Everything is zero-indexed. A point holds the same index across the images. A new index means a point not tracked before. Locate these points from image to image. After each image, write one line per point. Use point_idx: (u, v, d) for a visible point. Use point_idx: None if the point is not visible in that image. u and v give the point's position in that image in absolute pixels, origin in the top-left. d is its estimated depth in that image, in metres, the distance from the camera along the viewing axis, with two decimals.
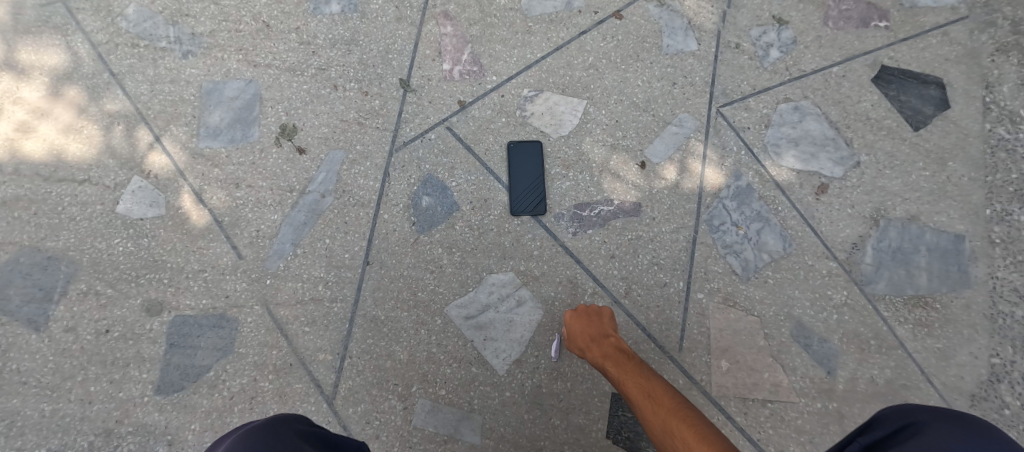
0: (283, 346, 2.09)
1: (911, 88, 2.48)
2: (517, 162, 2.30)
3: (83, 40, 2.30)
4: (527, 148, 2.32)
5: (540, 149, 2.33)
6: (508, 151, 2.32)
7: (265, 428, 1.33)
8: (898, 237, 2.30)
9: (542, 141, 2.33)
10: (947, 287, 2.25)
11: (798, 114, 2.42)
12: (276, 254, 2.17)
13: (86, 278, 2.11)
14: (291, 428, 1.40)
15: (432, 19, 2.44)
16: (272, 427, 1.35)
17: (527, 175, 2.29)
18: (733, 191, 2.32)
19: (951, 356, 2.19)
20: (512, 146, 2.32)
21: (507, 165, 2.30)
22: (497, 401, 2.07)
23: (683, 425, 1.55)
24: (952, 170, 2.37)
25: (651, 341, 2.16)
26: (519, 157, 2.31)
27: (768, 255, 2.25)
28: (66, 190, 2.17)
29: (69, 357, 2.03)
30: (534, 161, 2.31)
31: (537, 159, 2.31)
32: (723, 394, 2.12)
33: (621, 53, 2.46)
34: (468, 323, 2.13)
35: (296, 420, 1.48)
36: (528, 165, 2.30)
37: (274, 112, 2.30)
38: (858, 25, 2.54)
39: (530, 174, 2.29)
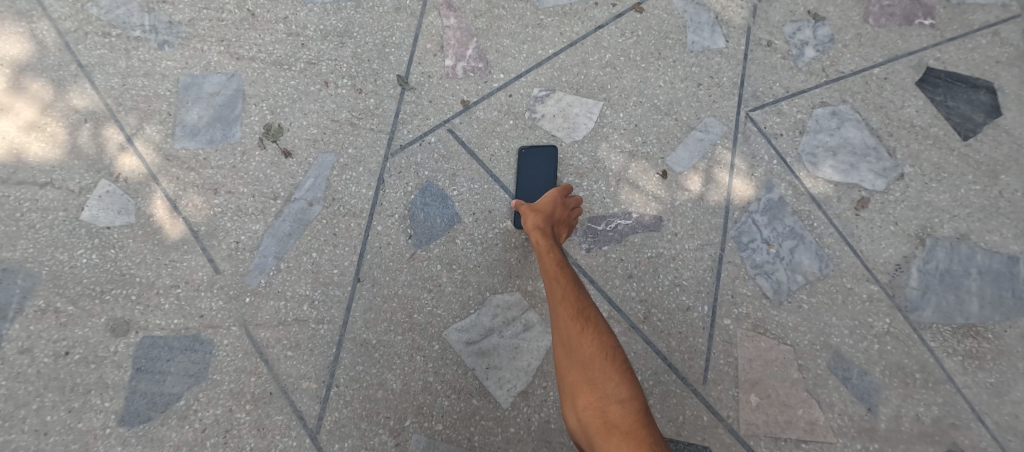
0: (262, 372, 1.88)
1: (960, 92, 2.25)
2: (527, 172, 2.07)
3: (48, 27, 2.08)
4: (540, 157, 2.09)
5: (554, 157, 2.10)
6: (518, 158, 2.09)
7: None
8: (946, 258, 2.08)
9: (556, 148, 2.10)
10: (1000, 315, 2.03)
11: (836, 120, 2.20)
12: (258, 268, 1.96)
13: (45, 294, 1.89)
14: None
15: (434, 9, 2.22)
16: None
17: (538, 188, 2.06)
18: (764, 205, 2.10)
19: (1006, 393, 1.97)
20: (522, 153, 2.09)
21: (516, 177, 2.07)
22: (501, 438, 1.85)
23: (594, 335, 1.55)
24: (1005, 185, 2.15)
25: (672, 371, 1.95)
26: (530, 163, 2.09)
27: (803, 277, 2.04)
28: (25, 194, 1.95)
29: (24, 382, 1.83)
30: (546, 173, 2.08)
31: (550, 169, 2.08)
32: (752, 433, 1.90)
33: (641, 50, 2.24)
34: (469, 349, 1.92)
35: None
36: (540, 176, 2.08)
37: (258, 110, 2.08)
38: (901, 22, 2.32)
39: (540, 187, 2.06)
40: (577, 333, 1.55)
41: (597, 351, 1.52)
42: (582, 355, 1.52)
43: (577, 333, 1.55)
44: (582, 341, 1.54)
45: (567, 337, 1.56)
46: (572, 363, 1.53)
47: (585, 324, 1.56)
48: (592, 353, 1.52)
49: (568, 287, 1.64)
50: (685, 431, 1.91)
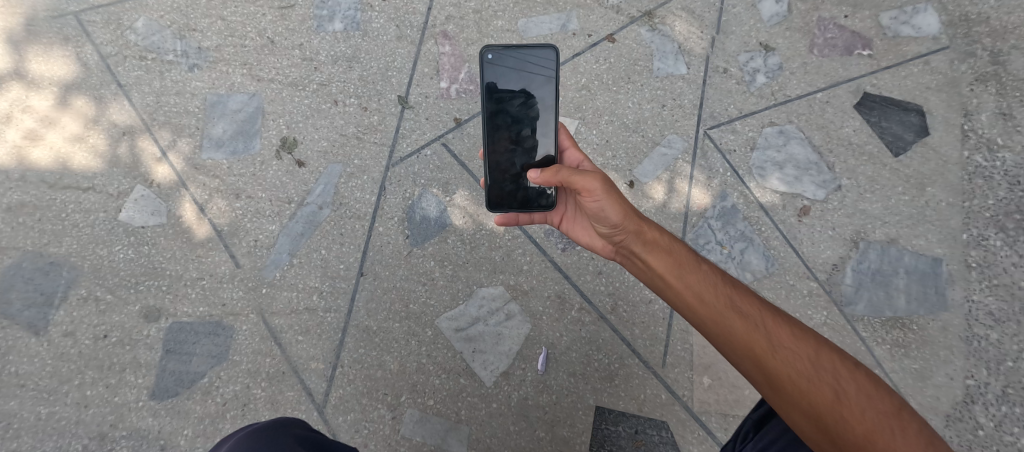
0: (276, 354, 2.14)
1: (894, 114, 2.56)
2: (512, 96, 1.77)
3: (92, 52, 2.38)
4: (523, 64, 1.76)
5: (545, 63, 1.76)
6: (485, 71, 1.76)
7: (262, 430, 1.42)
8: (877, 259, 2.39)
9: (557, 48, 1.75)
10: (924, 310, 2.32)
11: (783, 138, 2.51)
12: (273, 263, 2.23)
13: (87, 284, 2.16)
14: (288, 432, 1.45)
15: (431, 38, 2.52)
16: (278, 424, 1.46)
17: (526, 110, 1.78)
18: (719, 211, 2.41)
19: (928, 377, 2.26)
20: (495, 64, 1.76)
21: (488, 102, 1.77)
22: (485, 412, 2.13)
23: (833, 375, 1.34)
24: (931, 195, 2.45)
25: (635, 355, 2.21)
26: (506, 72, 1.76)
27: (751, 274, 2.35)
28: (70, 197, 2.22)
29: (67, 361, 2.09)
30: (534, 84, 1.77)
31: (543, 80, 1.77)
32: (704, 409, 2.15)
33: (613, 75, 2.54)
34: (458, 335, 2.19)
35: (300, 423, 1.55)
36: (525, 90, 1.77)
37: (276, 125, 2.37)
38: (842, 52, 2.64)
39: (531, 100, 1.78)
40: (827, 389, 1.32)
41: (865, 407, 1.30)
42: (837, 410, 1.30)
43: (823, 389, 1.32)
44: (840, 397, 1.31)
45: (812, 395, 1.32)
46: (826, 421, 1.30)
47: (812, 366, 1.36)
48: (862, 412, 1.29)
49: (765, 329, 1.43)
50: (646, 408, 2.16)
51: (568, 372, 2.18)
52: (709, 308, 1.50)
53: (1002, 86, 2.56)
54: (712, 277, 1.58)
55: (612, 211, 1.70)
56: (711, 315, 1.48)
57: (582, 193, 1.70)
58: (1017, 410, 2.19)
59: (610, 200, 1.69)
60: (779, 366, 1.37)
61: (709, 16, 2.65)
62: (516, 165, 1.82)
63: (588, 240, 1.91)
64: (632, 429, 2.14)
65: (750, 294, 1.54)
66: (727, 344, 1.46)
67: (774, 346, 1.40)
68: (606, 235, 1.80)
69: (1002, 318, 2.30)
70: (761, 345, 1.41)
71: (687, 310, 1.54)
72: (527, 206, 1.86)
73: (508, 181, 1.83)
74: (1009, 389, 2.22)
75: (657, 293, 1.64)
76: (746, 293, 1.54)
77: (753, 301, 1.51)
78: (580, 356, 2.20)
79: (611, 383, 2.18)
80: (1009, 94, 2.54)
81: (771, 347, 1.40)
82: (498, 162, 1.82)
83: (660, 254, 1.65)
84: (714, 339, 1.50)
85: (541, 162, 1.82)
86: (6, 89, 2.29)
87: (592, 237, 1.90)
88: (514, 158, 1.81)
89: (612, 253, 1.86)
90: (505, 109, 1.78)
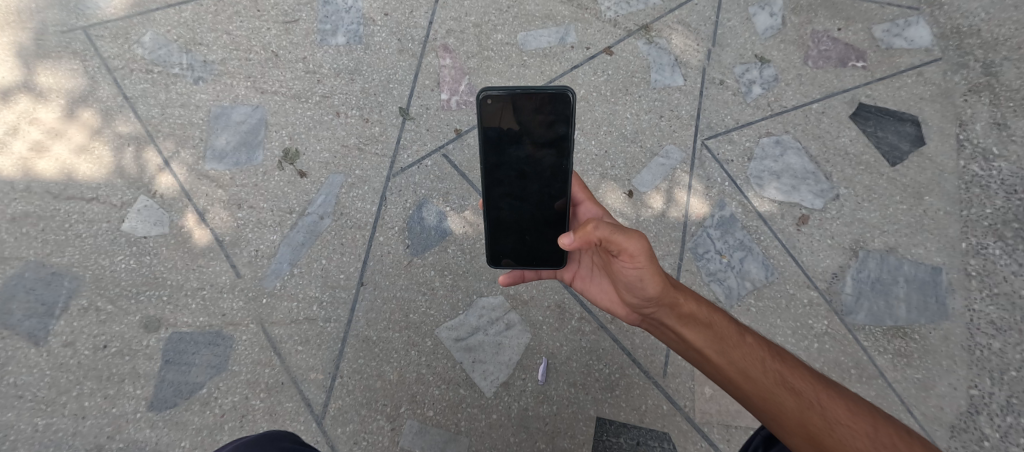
0: (275, 364, 2.14)
1: (889, 124, 2.59)
2: (517, 140, 1.60)
3: (99, 65, 2.42)
4: (529, 112, 1.56)
5: (559, 106, 1.54)
6: (487, 120, 1.58)
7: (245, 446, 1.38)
8: (876, 268, 2.39)
9: (572, 94, 1.51)
10: (925, 318, 2.32)
11: (780, 148, 2.54)
12: (274, 273, 2.24)
13: (88, 294, 2.17)
14: (274, 446, 1.42)
15: (432, 51, 2.57)
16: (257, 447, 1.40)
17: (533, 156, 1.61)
18: (717, 221, 2.43)
19: (931, 387, 2.24)
20: (498, 112, 1.56)
21: (487, 153, 1.62)
22: (485, 423, 2.11)
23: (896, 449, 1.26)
24: (929, 204, 2.47)
25: (635, 365, 2.20)
26: (508, 115, 1.57)
27: (751, 283, 2.35)
28: (74, 207, 2.24)
29: (66, 372, 2.08)
30: (543, 127, 1.57)
31: (552, 131, 1.57)
32: (706, 420, 2.14)
33: (611, 87, 2.58)
34: (458, 345, 2.19)
35: (284, 437, 1.50)
36: (534, 133, 1.58)
37: (278, 137, 2.40)
38: (837, 64, 2.68)
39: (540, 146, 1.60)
40: None
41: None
42: None
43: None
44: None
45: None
46: None
47: (871, 442, 1.27)
48: None
49: (819, 407, 1.35)
50: (648, 419, 2.14)
51: (568, 382, 2.17)
52: (758, 385, 1.41)
53: (995, 96, 2.60)
54: (758, 350, 1.49)
55: (650, 283, 1.53)
56: (760, 394, 1.40)
57: (621, 255, 1.49)
58: (1022, 420, 2.17)
59: (652, 270, 1.50)
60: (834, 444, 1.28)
61: (705, 29, 2.70)
62: (521, 219, 1.71)
63: (609, 304, 1.77)
64: (633, 441, 2.12)
65: (799, 366, 1.46)
66: (778, 423, 1.37)
67: (827, 422, 1.32)
68: (634, 304, 1.66)
69: (1004, 327, 2.29)
70: (813, 424, 1.32)
71: (733, 388, 1.46)
72: (534, 261, 1.77)
73: (512, 236, 1.74)
74: (1014, 399, 2.20)
75: (697, 368, 1.56)
76: (791, 363, 1.47)
77: (803, 375, 1.43)
78: (580, 366, 2.19)
79: (612, 394, 2.17)
80: (1003, 104, 2.58)
81: (824, 424, 1.32)
82: (502, 216, 1.71)
83: (698, 327, 1.55)
84: (763, 417, 1.41)
85: (551, 217, 1.70)
86: (15, 101, 2.34)
87: (614, 301, 1.75)
88: (518, 212, 1.70)
89: (638, 320, 1.72)
90: (509, 163, 1.63)
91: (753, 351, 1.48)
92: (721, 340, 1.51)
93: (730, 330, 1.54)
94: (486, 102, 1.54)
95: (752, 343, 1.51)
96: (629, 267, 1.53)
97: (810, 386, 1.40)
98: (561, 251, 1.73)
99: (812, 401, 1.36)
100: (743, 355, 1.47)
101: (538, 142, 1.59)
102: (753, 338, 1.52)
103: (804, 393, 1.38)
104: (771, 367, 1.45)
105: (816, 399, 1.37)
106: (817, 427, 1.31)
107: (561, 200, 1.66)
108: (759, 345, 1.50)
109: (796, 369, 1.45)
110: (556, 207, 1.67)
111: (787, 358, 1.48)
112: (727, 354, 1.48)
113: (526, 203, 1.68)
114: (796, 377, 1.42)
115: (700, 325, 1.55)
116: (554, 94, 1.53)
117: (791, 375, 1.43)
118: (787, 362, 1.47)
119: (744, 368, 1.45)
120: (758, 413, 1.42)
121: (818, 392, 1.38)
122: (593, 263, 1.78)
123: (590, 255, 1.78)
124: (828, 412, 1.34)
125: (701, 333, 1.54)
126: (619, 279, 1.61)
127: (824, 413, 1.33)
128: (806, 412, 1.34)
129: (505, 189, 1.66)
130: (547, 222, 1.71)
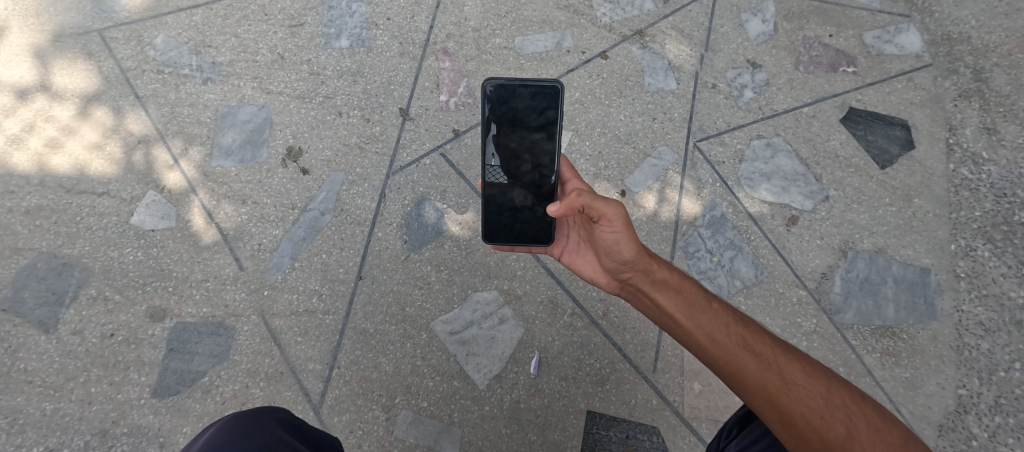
0: (275, 354, 2.21)
1: (879, 128, 2.64)
2: (513, 125, 1.67)
3: (112, 65, 2.53)
4: (524, 100, 1.65)
5: (554, 97, 1.65)
6: (485, 106, 1.66)
7: (240, 418, 1.42)
8: (865, 268, 2.43)
9: (562, 85, 1.63)
10: (913, 319, 2.35)
11: (771, 150, 2.59)
12: (275, 266, 2.31)
13: (97, 284, 2.25)
14: (270, 418, 1.47)
15: (432, 54, 2.65)
16: (253, 418, 1.44)
17: (527, 141, 1.68)
18: (708, 220, 2.48)
19: (919, 386, 2.27)
20: (496, 98, 1.65)
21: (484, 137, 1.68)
22: (477, 415, 2.17)
23: (846, 410, 1.31)
24: (918, 207, 2.51)
25: (626, 360, 2.24)
26: (507, 104, 1.66)
27: (740, 282, 2.40)
28: (85, 201, 2.33)
29: (74, 359, 2.15)
30: (538, 115, 1.66)
31: (544, 117, 1.66)
32: (694, 415, 2.17)
33: (605, 90, 2.66)
34: (453, 338, 2.25)
35: (279, 410, 1.55)
36: (531, 121, 1.67)
37: (282, 135, 2.48)
38: (828, 69, 2.74)
39: (533, 132, 1.67)
40: (841, 427, 1.28)
41: (875, 439, 1.26)
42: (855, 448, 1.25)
43: (837, 426, 1.28)
44: (852, 433, 1.27)
45: (827, 434, 1.27)
46: None
47: (825, 403, 1.32)
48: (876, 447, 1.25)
49: (778, 368, 1.39)
50: (637, 413, 2.18)
51: (559, 376, 2.22)
52: (722, 348, 1.45)
53: (985, 101, 2.64)
54: (724, 315, 1.53)
55: (626, 247, 1.59)
56: (723, 355, 1.44)
57: (600, 220, 1.57)
58: (1010, 420, 2.20)
59: (628, 234, 1.57)
60: (788, 404, 1.32)
61: (698, 35, 2.77)
62: (513, 198, 1.75)
63: (591, 275, 1.81)
64: (623, 434, 2.16)
65: (762, 332, 1.50)
66: (740, 385, 1.40)
67: (785, 382, 1.36)
68: (612, 271, 1.71)
69: (993, 328, 2.32)
70: (772, 384, 1.36)
71: (699, 350, 1.49)
72: (523, 239, 1.79)
73: (503, 215, 1.77)
74: (1001, 399, 2.23)
75: (668, 333, 1.59)
76: (755, 328, 1.51)
77: (765, 340, 1.47)
78: (572, 360, 2.25)
79: (602, 388, 2.21)
80: (992, 110, 2.62)
81: (781, 384, 1.35)
82: (494, 196, 1.75)
83: (669, 292, 1.60)
84: (726, 379, 1.45)
85: (541, 196, 1.74)
86: (31, 99, 2.44)
87: (596, 272, 1.79)
88: (511, 191, 1.74)
89: (617, 289, 1.77)
90: (503, 145, 1.68)
91: (720, 316, 1.53)
92: (691, 304, 1.56)
93: (699, 296, 1.59)
94: (487, 89, 1.64)
95: (719, 308, 1.56)
96: (607, 232, 1.59)
97: (772, 350, 1.44)
98: (551, 226, 1.75)
99: (771, 362, 1.40)
100: (711, 319, 1.52)
101: (531, 127, 1.67)
102: (720, 304, 1.57)
103: (764, 355, 1.42)
104: (735, 331, 1.49)
105: (776, 361, 1.41)
106: (775, 387, 1.35)
107: (551, 179, 1.71)
108: (726, 311, 1.55)
109: (761, 335, 1.49)
110: (547, 186, 1.72)
111: (752, 324, 1.53)
112: (695, 318, 1.52)
113: (518, 183, 1.73)
114: (758, 340, 1.47)
115: (672, 291, 1.60)
116: (547, 86, 1.65)
117: (754, 339, 1.47)
118: (751, 326, 1.51)
119: (711, 332, 1.48)
120: (721, 375, 1.46)
121: (779, 355, 1.42)
122: (579, 237, 1.82)
123: (577, 230, 1.82)
124: (786, 373, 1.38)
125: (671, 298, 1.58)
126: (598, 245, 1.67)
127: (783, 374, 1.37)
128: (765, 373, 1.38)
129: (498, 170, 1.71)
130: (538, 200, 1.74)
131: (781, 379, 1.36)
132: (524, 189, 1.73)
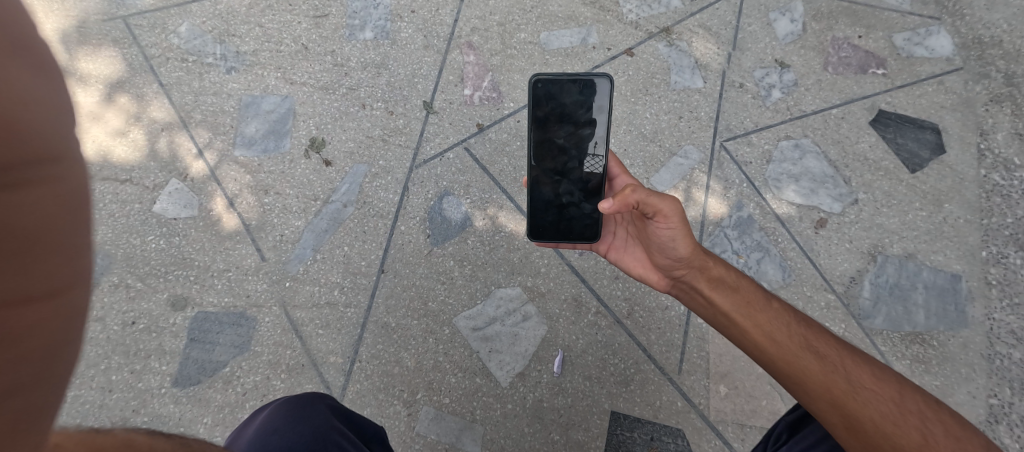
0: (296, 347, 2.18)
1: (909, 132, 2.59)
2: (561, 121, 1.64)
3: (137, 53, 2.52)
4: (572, 94, 1.63)
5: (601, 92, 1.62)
6: (532, 101, 1.64)
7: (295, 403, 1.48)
8: (895, 273, 2.39)
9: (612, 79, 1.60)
10: (944, 326, 2.31)
11: (799, 152, 2.56)
12: (297, 258, 2.29)
13: (119, 272, 2.24)
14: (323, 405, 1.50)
15: (457, 47, 2.63)
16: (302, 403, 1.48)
17: (575, 136, 1.66)
18: (735, 221, 2.45)
19: (950, 394, 2.22)
20: (544, 93, 1.63)
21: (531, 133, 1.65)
22: (499, 412, 2.14)
23: (920, 417, 1.27)
24: (948, 212, 2.47)
25: (651, 361, 2.21)
26: (553, 99, 1.63)
27: (767, 284, 2.36)
28: (108, 188, 2.32)
29: (95, 346, 2.14)
30: (585, 110, 1.64)
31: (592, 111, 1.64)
32: (720, 419, 2.14)
33: (631, 87, 2.63)
34: (475, 334, 2.22)
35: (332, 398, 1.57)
36: (577, 117, 1.64)
37: (305, 126, 2.47)
38: (857, 71, 2.70)
39: (581, 127, 1.65)
40: (914, 434, 1.24)
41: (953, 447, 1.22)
42: None
43: (910, 432, 1.24)
44: (928, 440, 1.23)
45: (899, 440, 1.24)
46: None
47: (897, 409, 1.28)
48: None
49: (844, 371, 1.36)
50: (662, 415, 2.15)
51: (583, 375, 2.19)
52: (782, 348, 1.43)
53: (1017, 107, 2.60)
54: (786, 316, 1.51)
55: (682, 243, 1.57)
56: (784, 355, 1.42)
57: (656, 216, 1.55)
58: None
59: (684, 230, 1.55)
60: (855, 407, 1.29)
61: (726, 33, 2.73)
62: (559, 194, 1.72)
63: (641, 272, 1.79)
64: (647, 436, 2.13)
65: (825, 333, 1.47)
66: (803, 386, 1.37)
67: (851, 385, 1.33)
68: (665, 268, 1.69)
69: None
70: (838, 387, 1.33)
71: (757, 350, 1.47)
72: (570, 237, 1.76)
73: (550, 212, 1.74)
74: None
75: (724, 334, 1.57)
76: (818, 330, 1.48)
77: (829, 342, 1.44)
78: (595, 359, 2.21)
79: (626, 388, 2.18)
80: None
81: (848, 387, 1.32)
82: (540, 192, 1.72)
83: (726, 291, 1.58)
84: (786, 380, 1.42)
85: (588, 192, 1.71)
86: None
87: (646, 269, 1.77)
88: (557, 187, 1.71)
89: (669, 287, 1.75)
90: (550, 140, 1.66)
91: (781, 316, 1.50)
92: (749, 304, 1.54)
93: (758, 295, 1.56)
94: (534, 84, 1.62)
95: (779, 307, 1.53)
96: (663, 228, 1.57)
97: (837, 352, 1.41)
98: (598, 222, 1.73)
99: (837, 364, 1.37)
100: (772, 319, 1.49)
101: (579, 122, 1.65)
102: (781, 303, 1.54)
103: (830, 357, 1.39)
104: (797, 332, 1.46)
105: (842, 364, 1.38)
106: (841, 391, 1.32)
107: (599, 175, 1.69)
108: (787, 311, 1.52)
109: (825, 338, 1.46)
110: (594, 182, 1.69)
111: (815, 326, 1.50)
112: (755, 317, 1.50)
113: (564, 179, 1.70)
114: (822, 342, 1.44)
115: (729, 290, 1.58)
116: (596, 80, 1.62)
117: (819, 340, 1.44)
118: (815, 328, 1.48)
119: (771, 333, 1.46)
120: (781, 376, 1.44)
121: (845, 357, 1.39)
122: (627, 234, 1.80)
123: (625, 226, 1.80)
124: (853, 376, 1.35)
125: (729, 296, 1.56)
126: (651, 241, 1.65)
127: (850, 377, 1.34)
128: (830, 376, 1.35)
129: (544, 165, 1.69)
130: (585, 196, 1.72)
131: (847, 383, 1.33)
132: (571, 185, 1.70)
